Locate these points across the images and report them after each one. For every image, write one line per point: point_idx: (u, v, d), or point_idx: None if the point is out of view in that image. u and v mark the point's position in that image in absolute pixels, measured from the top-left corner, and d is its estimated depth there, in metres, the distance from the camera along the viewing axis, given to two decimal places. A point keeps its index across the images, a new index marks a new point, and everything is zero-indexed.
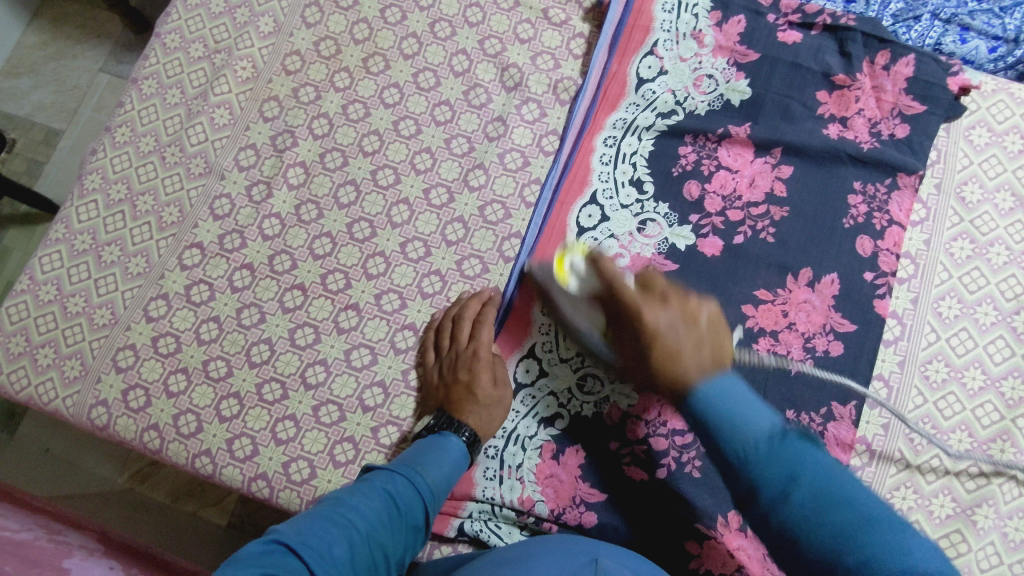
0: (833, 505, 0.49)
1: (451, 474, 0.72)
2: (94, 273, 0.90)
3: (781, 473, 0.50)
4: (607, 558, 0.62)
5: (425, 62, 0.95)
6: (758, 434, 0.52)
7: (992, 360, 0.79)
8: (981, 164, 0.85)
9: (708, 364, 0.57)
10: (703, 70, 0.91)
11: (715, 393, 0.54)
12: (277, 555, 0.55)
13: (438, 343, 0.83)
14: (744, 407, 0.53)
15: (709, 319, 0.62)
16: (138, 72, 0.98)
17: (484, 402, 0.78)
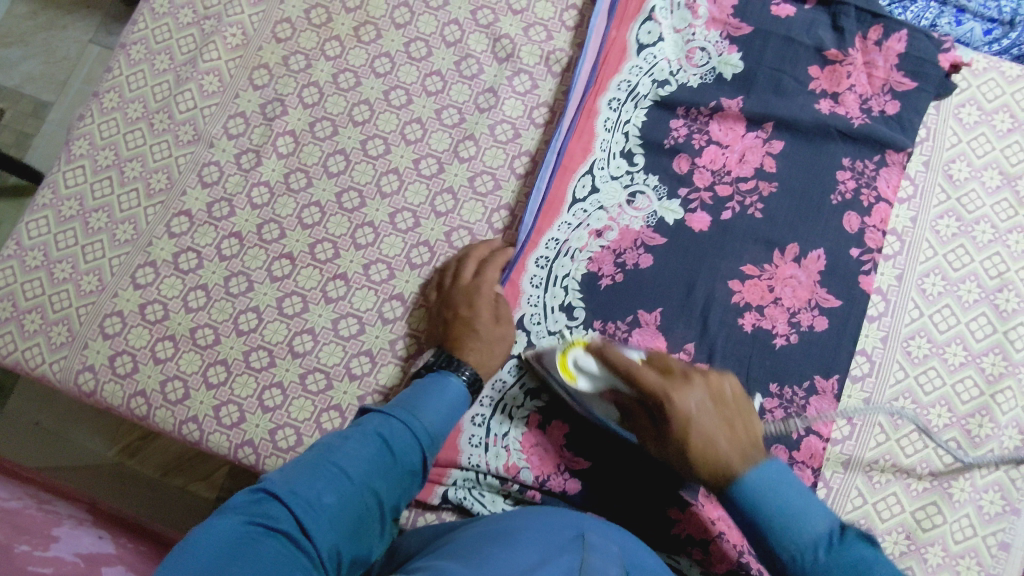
0: (850, 568, 0.58)
1: (449, 415, 0.71)
2: (81, 240, 0.90)
3: (786, 503, 0.62)
4: (593, 533, 0.64)
5: (417, 31, 0.94)
6: (821, 534, 0.61)
7: (973, 336, 0.79)
8: (970, 142, 0.85)
9: (751, 452, 0.65)
10: (696, 42, 0.91)
11: (751, 485, 0.63)
12: (266, 504, 0.57)
13: (439, 283, 0.84)
14: (770, 491, 0.62)
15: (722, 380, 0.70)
16: (126, 37, 0.96)
17: (484, 340, 0.78)
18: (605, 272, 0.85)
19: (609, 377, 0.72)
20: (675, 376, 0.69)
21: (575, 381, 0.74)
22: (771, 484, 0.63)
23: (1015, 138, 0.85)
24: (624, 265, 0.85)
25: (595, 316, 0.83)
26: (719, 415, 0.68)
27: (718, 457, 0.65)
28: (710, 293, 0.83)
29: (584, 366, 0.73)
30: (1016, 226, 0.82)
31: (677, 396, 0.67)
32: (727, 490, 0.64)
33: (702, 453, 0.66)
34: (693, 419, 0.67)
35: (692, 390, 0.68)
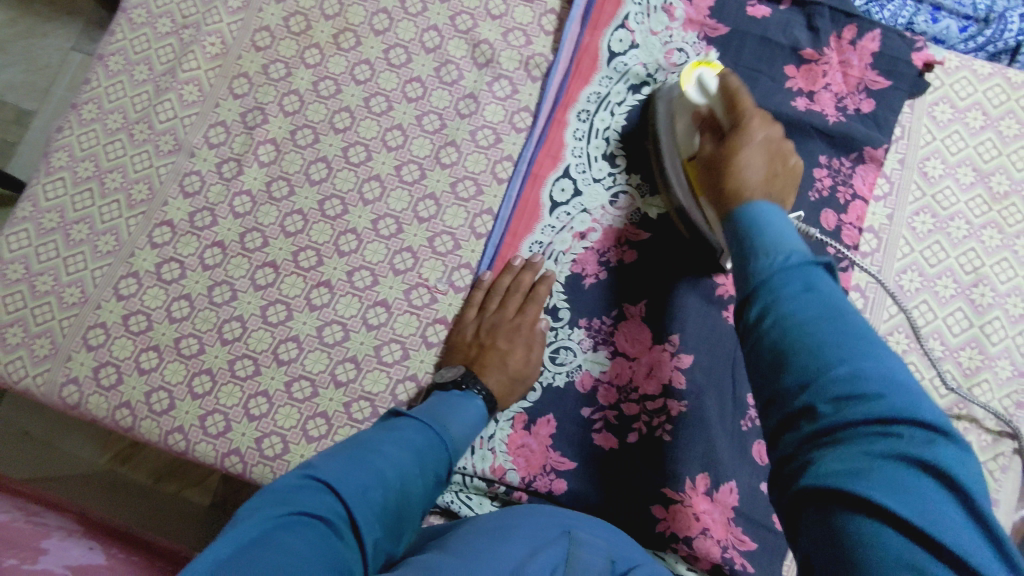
0: (880, 383, 0.43)
1: (472, 431, 0.73)
2: (63, 252, 0.89)
3: (777, 240, 0.54)
4: (581, 530, 0.65)
5: (396, 37, 0.95)
6: (791, 251, 0.52)
7: (951, 331, 0.81)
8: (944, 139, 0.87)
9: (771, 191, 0.62)
10: (673, 44, 0.91)
11: (756, 216, 0.58)
12: (313, 492, 0.56)
13: (483, 302, 0.85)
14: (771, 223, 0.56)
15: (791, 167, 0.67)
16: (104, 48, 0.96)
17: (511, 374, 0.79)
18: (589, 272, 0.85)
19: (715, 102, 0.71)
20: (744, 109, 0.68)
21: (687, 90, 0.75)
22: (754, 219, 0.57)
23: (988, 134, 0.86)
24: (609, 263, 0.86)
25: (580, 315, 0.84)
26: (771, 154, 0.65)
27: (735, 164, 0.64)
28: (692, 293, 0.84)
29: (705, 83, 0.73)
30: (990, 221, 0.84)
31: (751, 124, 0.66)
32: (736, 207, 0.61)
33: (731, 166, 0.64)
34: (749, 138, 0.66)
35: (761, 129, 0.67)
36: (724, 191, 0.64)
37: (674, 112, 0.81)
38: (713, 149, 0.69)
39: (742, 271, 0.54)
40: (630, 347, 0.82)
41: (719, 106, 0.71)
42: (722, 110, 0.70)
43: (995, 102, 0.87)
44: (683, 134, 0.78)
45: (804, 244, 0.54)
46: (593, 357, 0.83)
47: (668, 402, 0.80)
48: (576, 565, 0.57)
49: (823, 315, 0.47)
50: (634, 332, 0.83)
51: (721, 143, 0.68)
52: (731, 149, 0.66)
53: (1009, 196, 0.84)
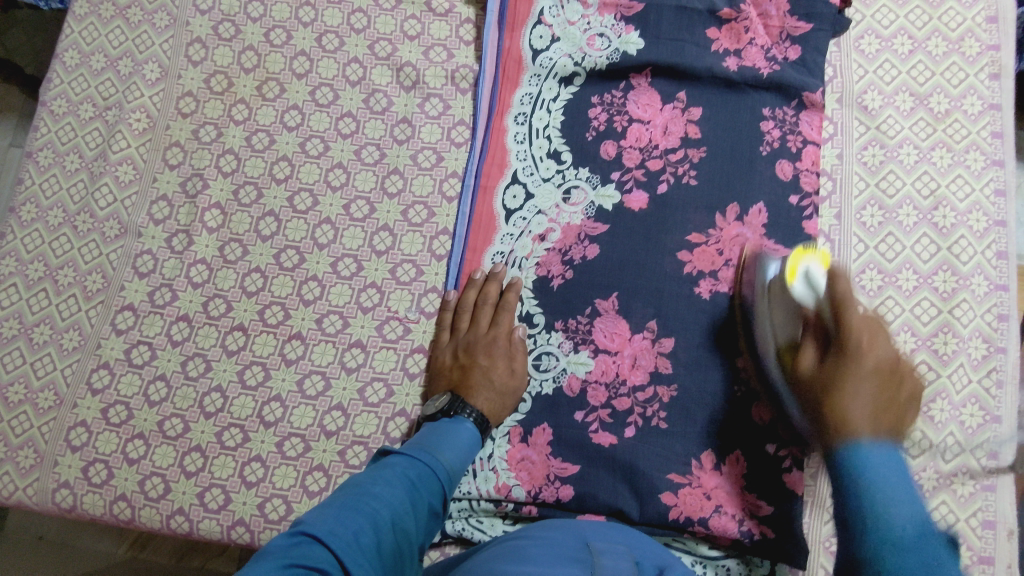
0: (927, 556, 0.54)
1: (465, 457, 0.73)
2: (29, 357, 0.88)
3: (904, 512, 0.57)
4: (597, 539, 0.64)
5: (319, 77, 0.94)
6: (907, 517, 0.57)
7: (920, 258, 0.81)
8: (876, 71, 0.87)
9: (882, 429, 0.63)
10: (593, 29, 0.90)
11: (862, 462, 0.61)
12: (305, 545, 0.56)
13: (455, 324, 0.84)
14: (878, 471, 0.60)
15: (907, 393, 0.67)
16: (31, 145, 0.95)
17: (498, 389, 0.79)
18: (555, 273, 0.85)
19: (823, 299, 0.71)
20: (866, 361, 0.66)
21: (790, 285, 0.74)
22: (857, 466, 0.61)
23: (918, 58, 0.86)
24: (573, 260, 0.85)
25: (555, 317, 0.84)
26: (883, 387, 0.65)
27: (845, 407, 0.64)
28: (661, 271, 0.83)
29: (813, 278, 0.73)
30: (938, 142, 0.84)
31: (871, 344, 0.66)
32: (838, 444, 0.64)
33: (834, 392, 0.65)
34: (863, 369, 0.65)
35: (880, 357, 0.66)
36: (824, 412, 0.65)
37: (772, 304, 0.76)
38: (822, 362, 0.68)
39: (851, 542, 0.58)
40: (610, 341, 0.81)
41: (827, 310, 0.70)
42: (831, 312, 0.69)
43: (918, 24, 0.88)
44: (783, 325, 0.75)
45: (905, 477, 0.60)
46: (575, 358, 0.82)
47: (657, 389, 0.80)
48: (604, 574, 0.56)
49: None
50: (609, 326, 0.82)
51: (822, 362, 0.68)
52: (846, 370, 0.66)
53: (950, 114, 0.84)
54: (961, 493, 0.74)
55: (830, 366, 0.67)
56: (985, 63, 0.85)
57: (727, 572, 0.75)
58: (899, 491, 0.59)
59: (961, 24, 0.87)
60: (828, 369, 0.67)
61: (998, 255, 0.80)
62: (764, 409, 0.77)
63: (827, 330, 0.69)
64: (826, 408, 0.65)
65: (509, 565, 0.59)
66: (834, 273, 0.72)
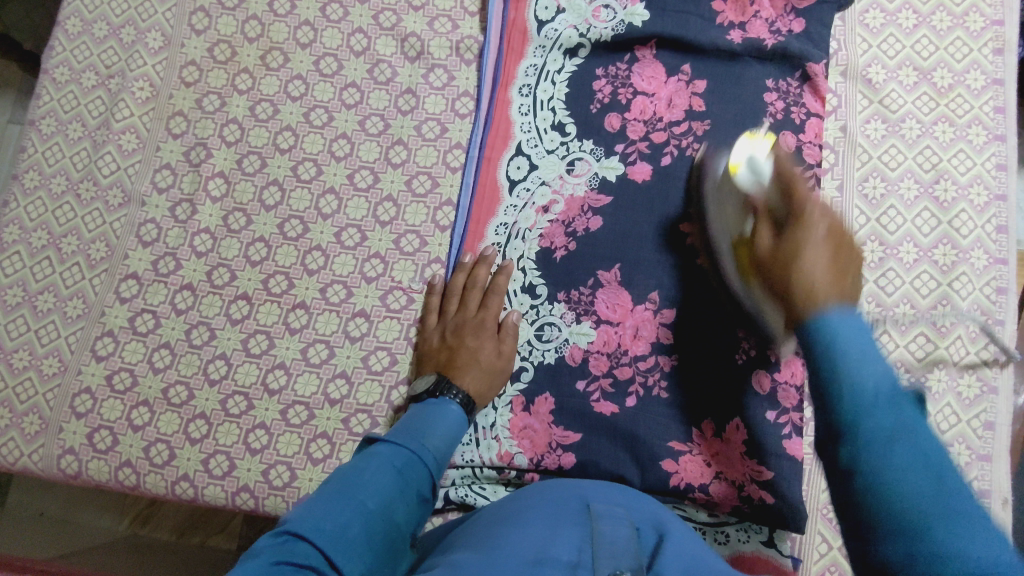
0: (929, 468, 0.45)
1: (453, 439, 0.72)
2: (33, 325, 0.88)
3: (862, 356, 0.52)
4: (598, 502, 0.65)
5: (323, 47, 0.93)
6: (878, 378, 0.50)
7: (921, 232, 0.81)
8: (880, 45, 0.87)
9: (843, 297, 0.58)
10: (599, 1, 0.90)
11: (830, 327, 0.55)
12: (291, 543, 0.55)
13: (443, 306, 0.84)
14: (852, 334, 0.54)
15: (850, 249, 0.63)
16: (33, 113, 0.94)
17: (486, 369, 0.79)
18: (558, 244, 0.85)
19: (767, 188, 0.72)
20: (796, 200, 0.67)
21: (736, 172, 0.77)
22: (833, 334, 0.54)
23: (922, 32, 0.87)
24: (576, 232, 0.85)
25: (558, 288, 0.84)
26: (834, 258, 0.62)
27: (799, 268, 0.61)
28: (663, 242, 0.83)
29: (756, 165, 0.75)
30: (940, 116, 0.84)
31: (814, 217, 0.65)
32: (808, 316, 0.57)
33: (793, 264, 0.61)
34: (810, 241, 0.63)
35: (826, 220, 0.65)
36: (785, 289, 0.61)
37: (724, 189, 0.78)
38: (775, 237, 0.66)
39: (821, 399, 0.52)
40: (612, 311, 0.82)
41: (777, 198, 0.70)
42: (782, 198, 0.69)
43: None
44: (733, 219, 0.76)
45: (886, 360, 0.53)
46: (577, 328, 0.82)
47: (658, 358, 0.80)
48: (602, 540, 0.55)
49: (884, 446, 0.47)
50: (612, 297, 0.83)
51: (778, 239, 0.65)
52: (793, 240, 0.64)
53: (953, 88, 0.85)
54: (957, 462, 0.76)
55: (785, 242, 0.64)
56: (989, 38, 0.85)
57: (725, 538, 0.77)
58: (851, 338, 0.53)
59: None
60: (779, 249, 0.64)
61: (998, 228, 0.80)
62: (764, 378, 0.78)
63: (779, 208, 0.69)
64: (787, 290, 0.60)
65: (511, 527, 0.60)
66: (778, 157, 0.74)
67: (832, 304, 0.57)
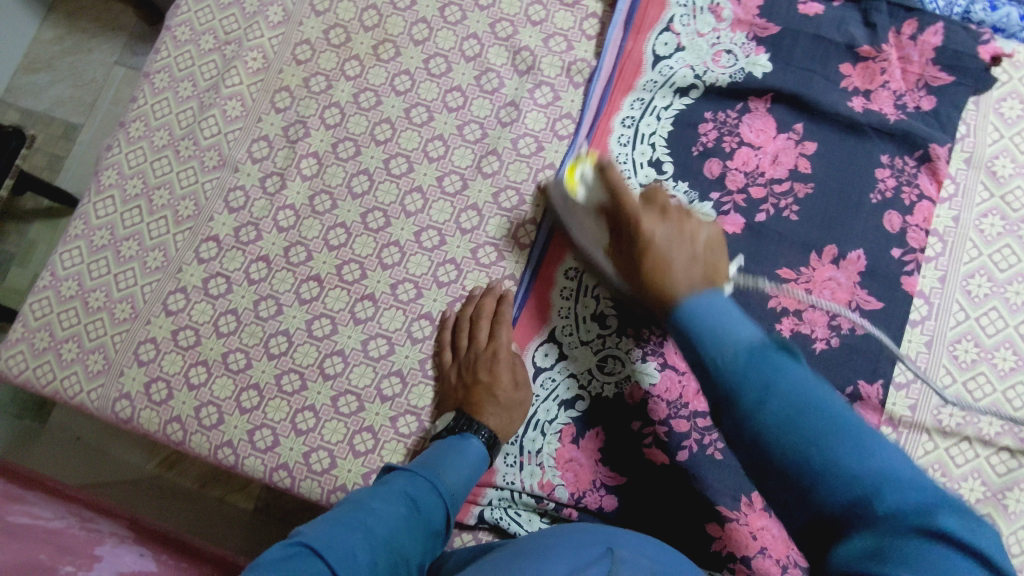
0: (767, 370, 0.51)
1: (471, 475, 0.72)
2: (113, 268, 0.91)
3: (725, 326, 0.56)
4: (623, 548, 0.61)
5: (436, 47, 0.94)
6: (737, 342, 0.54)
7: (1023, 340, 0.77)
8: (1012, 137, 0.82)
9: (701, 283, 0.62)
10: (721, 45, 0.88)
11: (692, 312, 0.59)
12: (301, 559, 0.55)
13: (456, 343, 0.83)
14: (716, 312, 0.58)
15: (706, 240, 0.69)
16: (151, 66, 0.97)
17: (504, 404, 0.78)
18: None
19: (600, 195, 0.77)
20: (653, 206, 0.71)
21: (574, 188, 0.82)
22: (690, 318, 0.58)
23: None
24: None
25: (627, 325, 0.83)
26: (693, 254, 0.66)
27: (670, 270, 0.64)
28: (745, 300, 0.81)
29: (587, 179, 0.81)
30: None
31: (648, 227, 0.69)
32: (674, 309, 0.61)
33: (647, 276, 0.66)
34: (660, 241, 0.67)
35: (665, 224, 0.69)
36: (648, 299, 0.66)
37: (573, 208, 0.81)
38: (625, 260, 0.72)
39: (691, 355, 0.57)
40: (680, 361, 0.81)
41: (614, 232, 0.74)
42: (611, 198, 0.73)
43: None
44: (590, 228, 0.79)
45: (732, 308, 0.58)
46: (641, 368, 0.81)
47: None
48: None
49: (807, 413, 0.48)
50: None
51: (647, 235, 0.68)
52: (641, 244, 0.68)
53: None
54: None
55: (642, 252, 0.68)
56: None
57: None
58: (723, 315, 0.57)
59: None
60: (642, 252, 0.68)
61: None
62: None
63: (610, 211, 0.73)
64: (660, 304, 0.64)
65: (530, 566, 0.58)
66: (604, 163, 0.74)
67: (687, 295, 0.61)
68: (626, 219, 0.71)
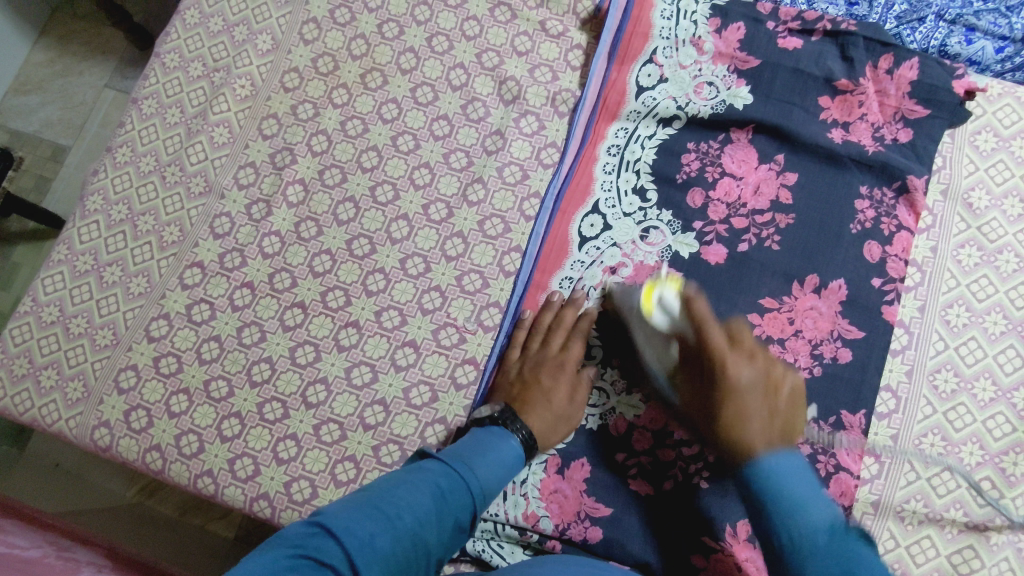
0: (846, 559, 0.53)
1: (502, 477, 0.69)
2: (96, 294, 0.90)
3: (804, 498, 0.55)
4: None
5: (423, 76, 0.95)
6: (823, 524, 0.55)
7: (1002, 370, 0.77)
8: (988, 169, 0.84)
9: (777, 439, 0.59)
10: (703, 77, 0.90)
11: (767, 472, 0.57)
12: (317, 539, 0.54)
13: (528, 343, 0.85)
14: (795, 475, 0.57)
15: (790, 394, 0.63)
16: (139, 92, 0.98)
17: (554, 412, 0.78)
18: None
19: (681, 324, 0.72)
20: (740, 349, 0.65)
21: (649, 314, 0.76)
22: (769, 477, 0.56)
23: None
24: None
25: (612, 354, 0.83)
26: (763, 396, 0.62)
27: (730, 401, 0.62)
28: None
29: (666, 305, 0.75)
30: None
31: (733, 365, 0.63)
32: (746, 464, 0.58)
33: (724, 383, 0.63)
34: (744, 373, 0.63)
35: (754, 366, 0.63)
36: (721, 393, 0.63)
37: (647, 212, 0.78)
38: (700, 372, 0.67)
39: (764, 527, 0.56)
40: None
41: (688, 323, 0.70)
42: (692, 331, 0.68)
43: None
44: (660, 347, 0.75)
45: (821, 496, 0.56)
46: (626, 399, 0.81)
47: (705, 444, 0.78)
48: None
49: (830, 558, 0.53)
50: None
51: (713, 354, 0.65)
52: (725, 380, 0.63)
53: None
54: None
55: (710, 367, 0.65)
56: None
57: None
58: (801, 480, 0.56)
59: None
60: (709, 374, 0.65)
61: None
62: None
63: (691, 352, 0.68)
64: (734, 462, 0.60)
65: None
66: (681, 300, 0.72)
67: (764, 451, 0.58)
68: (708, 348, 0.65)
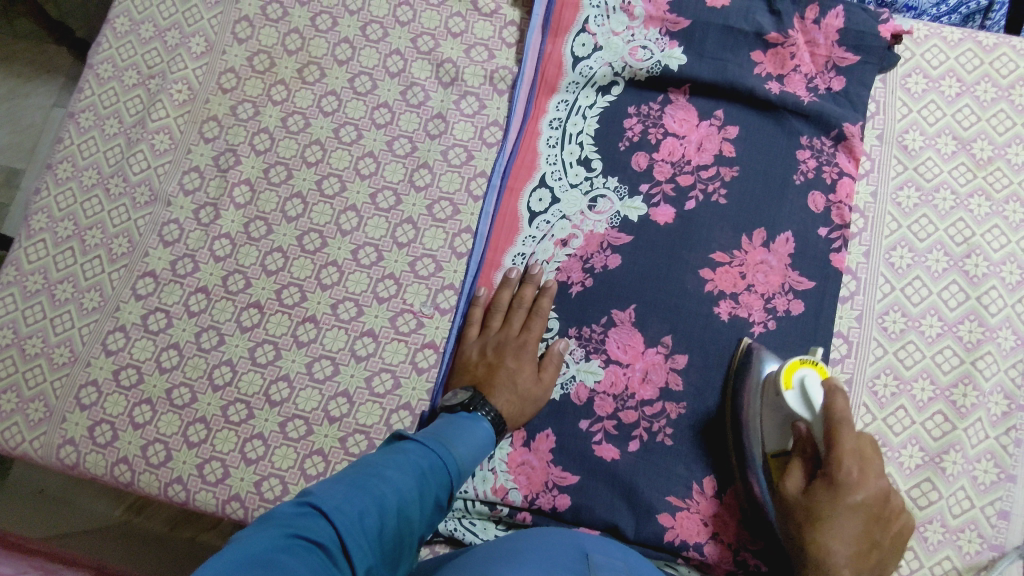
0: None
1: (476, 454, 0.71)
2: (49, 313, 0.89)
3: None
4: (598, 554, 0.63)
5: (360, 66, 0.94)
6: None
7: (947, 305, 0.79)
8: (920, 111, 0.85)
9: (859, 573, 0.63)
10: (637, 41, 0.90)
11: None
12: (308, 517, 0.53)
13: (487, 321, 0.85)
14: None
15: (893, 534, 0.66)
16: (74, 106, 0.96)
17: (520, 393, 0.78)
18: (574, 279, 0.85)
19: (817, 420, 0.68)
20: (876, 517, 0.65)
21: (785, 393, 0.71)
22: None
23: (965, 101, 0.85)
24: (593, 269, 0.84)
25: (570, 323, 0.84)
26: (870, 527, 0.64)
27: (824, 557, 0.63)
28: (682, 287, 0.82)
29: (809, 391, 0.69)
30: (977, 189, 0.82)
31: (856, 482, 0.64)
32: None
33: (815, 570, 0.64)
34: (843, 504, 0.64)
35: (869, 490, 0.64)
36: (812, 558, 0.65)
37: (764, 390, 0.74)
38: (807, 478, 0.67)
39: None
40: (623, 353, 0.81)
41: (820, 431, 0.68)
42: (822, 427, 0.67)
43: (968, 68, 0.86)
44: (772, 432, 0.73)
45: None
46: (585, 367, 0.82)
47: (665, 405, 0.79)
48: None
49: None
50: (624, 339, 0.82)
51: (811, 495, 0.66)
52: (824, 533, 0.64)
53: (992, 161, 0.83)
54: (966, 548, 0.72)
55: (817, 489, 0.65)
56: None
57: None
58: None
59: (1013, 71, 0.85)
60: (810, 500, 0.65)
61: None
62: None
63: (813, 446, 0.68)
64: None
65: (505, 561, 0.58)
66: (833, 389, 0.68)
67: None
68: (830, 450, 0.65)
